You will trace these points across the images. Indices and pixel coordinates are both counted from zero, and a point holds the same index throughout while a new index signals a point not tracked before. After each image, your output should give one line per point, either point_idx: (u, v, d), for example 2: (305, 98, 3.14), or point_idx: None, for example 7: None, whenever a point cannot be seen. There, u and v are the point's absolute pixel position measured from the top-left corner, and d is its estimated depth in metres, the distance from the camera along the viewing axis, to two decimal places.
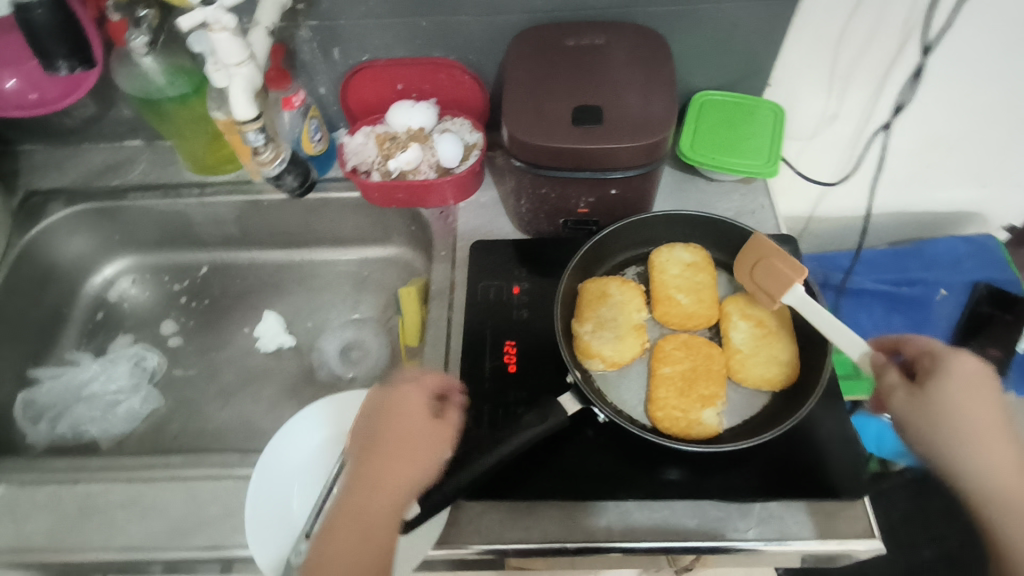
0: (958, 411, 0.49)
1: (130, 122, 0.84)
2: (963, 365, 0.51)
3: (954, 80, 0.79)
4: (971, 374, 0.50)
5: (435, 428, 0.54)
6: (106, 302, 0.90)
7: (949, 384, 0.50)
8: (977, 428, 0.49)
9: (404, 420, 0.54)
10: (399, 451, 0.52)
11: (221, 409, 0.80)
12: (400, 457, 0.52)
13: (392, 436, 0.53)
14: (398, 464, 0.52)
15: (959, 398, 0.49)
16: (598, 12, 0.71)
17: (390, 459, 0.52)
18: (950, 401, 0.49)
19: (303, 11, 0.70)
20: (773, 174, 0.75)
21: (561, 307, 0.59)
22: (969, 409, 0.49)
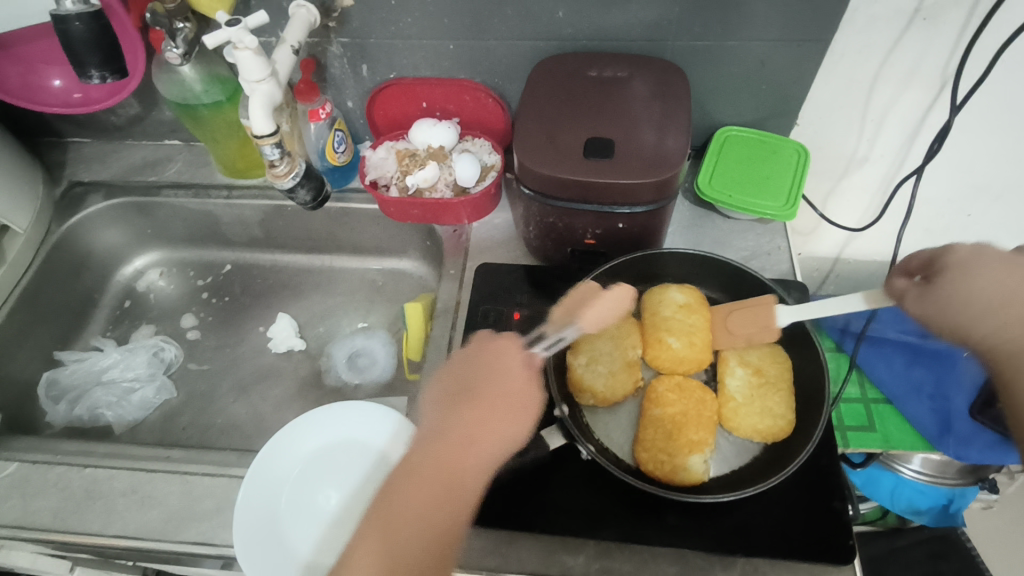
0: (970, 300, 0.51)
1: (170, 123, 0.88)
2: (958, 251, 0.52)
3: (995, 131, 0.76)
4: (968, 257, 0.52)
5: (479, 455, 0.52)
6: (134, 292, 0.94)
7: (950, 272, 0.52)
8: (988, 301, 0.50)
9: (491, 382, 0.56)
10: (490, 414, 0.54)
11: (230, 404, 0.82)
12: (500, 422, 0.54)
13: (489, 399, 0.55)
14: (499, 430, 0.53)
15: (956, 285, 0.51)
16: (623, 44, 0.70)
17: (491, 425, 0.53)
18: (961, 295, 0.51)
19: (335, 29, 0.72)
20: (792, 217, 0.73)
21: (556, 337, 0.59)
22: (974, 290, 0.51)
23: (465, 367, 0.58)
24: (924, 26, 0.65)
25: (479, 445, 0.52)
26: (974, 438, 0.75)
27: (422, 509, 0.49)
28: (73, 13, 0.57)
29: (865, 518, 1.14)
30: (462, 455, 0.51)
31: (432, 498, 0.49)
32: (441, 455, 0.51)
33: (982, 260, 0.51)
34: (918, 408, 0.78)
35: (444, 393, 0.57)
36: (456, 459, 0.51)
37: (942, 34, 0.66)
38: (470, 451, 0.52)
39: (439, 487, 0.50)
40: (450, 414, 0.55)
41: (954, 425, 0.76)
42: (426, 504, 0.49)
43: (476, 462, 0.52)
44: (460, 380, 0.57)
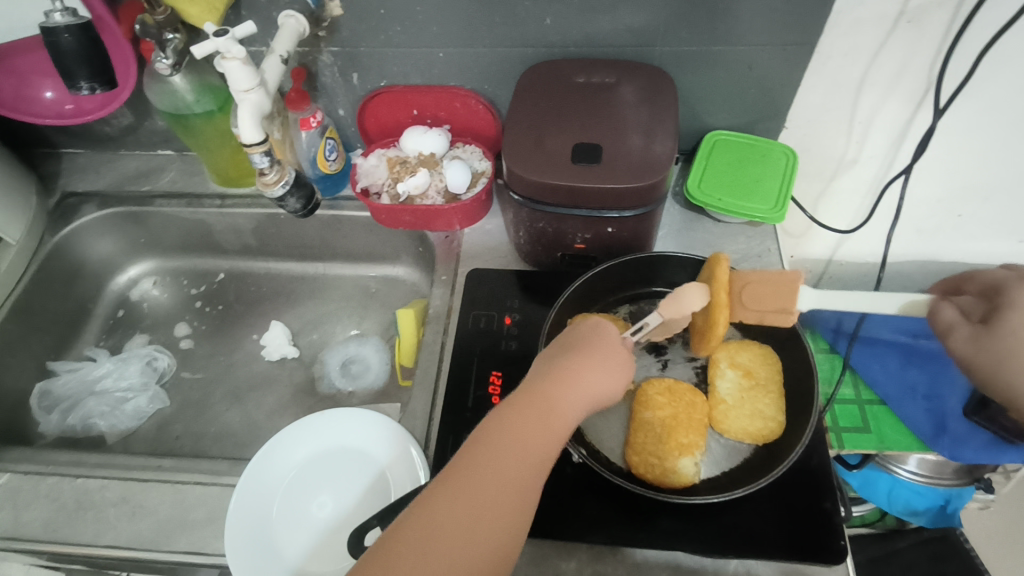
0: (1021, 346, 0.45)
1: (164, 132, 0.88)
2: (1019, 295, 0.47)
3: (983, 131, 0.76)
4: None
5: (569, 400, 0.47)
6: (128, 301, 0.94)
7: (1016, 314, 0.46)
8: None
9: (597, 334, 0.53)
10: (597, 360, 0.51)
11: (223, 413, 0.82)
12: (604, 373, 0.50)
13: (597, 350, 0.52)
14: (601, 380, 0.50)
15: (1001, 332, 0.46)
16: (611, 50, 0.71)
17: (595, 370, 0.50)
18: (1009, 340, 0.46)
19: (325, 38, 0.72)
20: (781, 219, 0.73)
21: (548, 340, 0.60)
22: (1017, 335, 0.45)
23: (571, 326, 0.55)
24: (909, 29, 0.66)
25: (591, 389, 0.49)
26: (970, 438, 0.75)
27: (535, 434, 0.44)
28: (61, 26, 0.57)
29: (862, 520, 1.14)
30: (574, 396, 0.48)
31: (546, 424, 0.45)
32: (555, 389, 0.48)
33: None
34: (913, 410, 0.78)
35: (551, 342, 0.54)
36: (569, 397, 0.48)
37: (928, 37, 0.66)
38: (580, 392, 0.48)
39: (551, 418, 0.46)
40: (566, 353, 0.51)
41: (949, 425, 0.75)
42: (539, 428, 0.45)
43: (583, 407, 0.48)
44: (572, 332, 0.54)
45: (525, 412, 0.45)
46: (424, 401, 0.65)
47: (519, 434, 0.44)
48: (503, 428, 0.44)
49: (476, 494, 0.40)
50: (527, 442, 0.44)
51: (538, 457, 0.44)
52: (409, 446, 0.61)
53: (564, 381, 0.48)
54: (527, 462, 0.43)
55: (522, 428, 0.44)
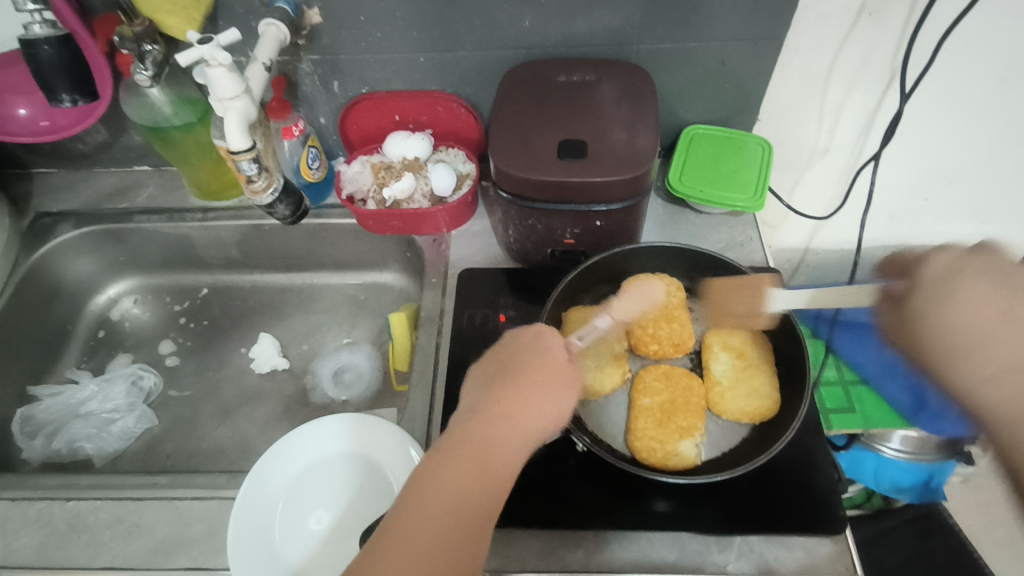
0: (952, 323, 0.43)
1: (140, 148, 0.87)
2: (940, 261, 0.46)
3: (945, 116, 0.80)
4: (943, 274, 0.45)
5: (518, 427, 0.47)
6: (109, 321, 0.92)
7: (922, 291, 0.45)
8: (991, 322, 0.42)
9: (530, 358, 0.52)
10: (530, 388, 0.49)
11: (213, 429, 0.81)
12: (539, 399, 0.49)
13: (529, 375, 0.50)
14: (536, 406, 0.49)
15: (933, 304, 0.44)
16: (589, 49, 0.73)
17: (528, 399, 0.49)
18: (929, 314, 0.45)
19: (304, 46, 0.72)
20: (761, 208, 0.76)
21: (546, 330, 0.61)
22: (970, 309, 0.43)
23: (510, 350, 0.53)
24: (873, 20, 0.69)
25: (523, 419, 0.48)
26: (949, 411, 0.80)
27: (459, 481, 0.43)
28: (42, 37, 0.57)
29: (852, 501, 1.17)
30: (502, 431, 0.46)
31: (483, 462, 0.44)
32: (482, 429, 0.46)
33: (974, 278, 0.44)
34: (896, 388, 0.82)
35: (488, 372, 0.53)
36: (497, 435, 0.46)
37: (890, 28, 0.69)
38: (510, 425, 0.47)
39: (478, 461, 0.44)
40: (497, 385, 0.50)
41: (929, 400, 0.80)
42: (463, 473, 0.43)
43: (517, 438, 0.47)
44: (508, 357, 0.53)
45: (472, 447, 0.45)
46: (423, 403, 0.65)
47: (443, 486, 0.42)
48: (424, 482, 0.43)
49: (400, 557, 0.39)
50: (451, 492, 0.42)
51: (465, 504, 0.42)
52: (407, 447, 0.61)
53: (492, 420, 0.47)
54: (453, 512, 0.41)
55: (444, 479, 0.43)
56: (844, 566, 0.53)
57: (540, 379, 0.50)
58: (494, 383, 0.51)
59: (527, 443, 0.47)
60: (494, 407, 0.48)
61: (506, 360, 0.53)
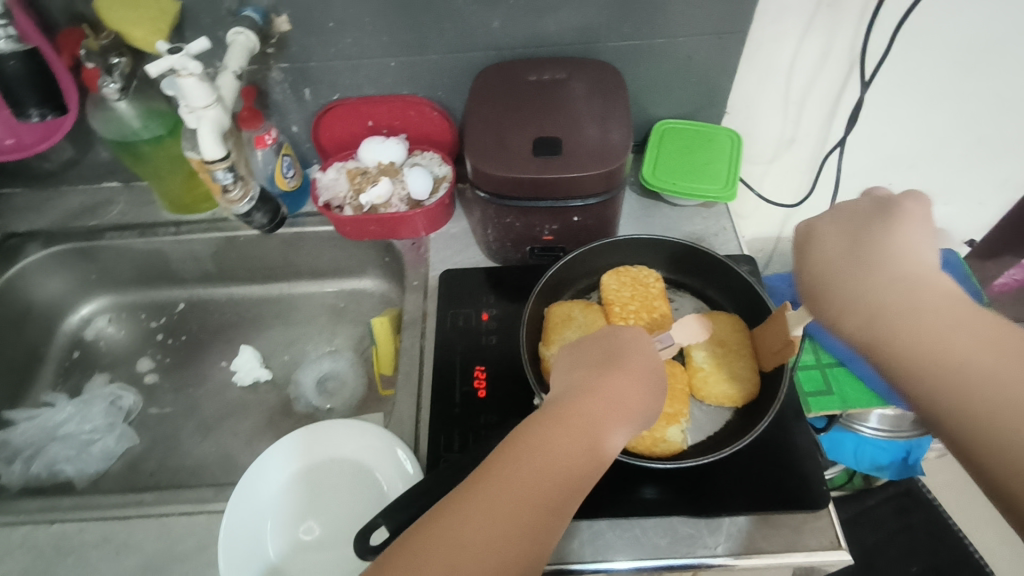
0: (835, 265, 0.41)
1: (108, 163, 0.86)
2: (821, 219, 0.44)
3: (903, 102, 0.83)
4: (807, 235, 0.44)
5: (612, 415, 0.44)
6: (83, 341, 0.90)
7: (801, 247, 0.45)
8: (844, 262, 0.41)
9: (633, 354, 0.49)
10: (632, 382, 0.47)
11: (197, 444, 0.80)
12: (638, 394, 0.46)
13: (633, 369, 0.48)
14: (636, 403, 0.46)
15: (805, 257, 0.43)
16: (558, 49, 0.74)
17: (628, 392, 0.46)
18: (808, 268, 0.43)
19: (273, 55, 0.72)
20: (733, 198, 0.78)
21: (529, 323, 0.62)
22: (829, 252, 0.42)
23: (612, 341, 0.51)
24: (830, 12, 0.71)
25: (626, 405, 0.45)
26: None
27: (565, 453, 0.40)
28: (7, 52, 0.56)
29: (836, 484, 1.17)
30: (607, 418, 0.44)
31: (575, 444, 0.41)
32: (595, 410, 0.43)
33: (836, 233, 0.43)
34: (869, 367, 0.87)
35: (588, 357, 0.50)
36: (602, 420, 0.43)
37: (846, 19, 0.72)
38: (613, 412, 0.44)
39: (583, 437, 0.42)
40: (600, 371, 0.47)
41: None
42: (571, 445, 0.41)
43: (619, 431, 0.44)
44: (608, 349, 0.50)
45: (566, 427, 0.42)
46: (410, 406, 0.65)
47: (548, 449, 0.40)
48: (533, 442, 0.40)
49: (499, 504, 0.37)
50: (558, 459, 0.40)
51: (566, 475, 0.39)
52: (395, 449, 0.61)
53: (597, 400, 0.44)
54: (555, 480, 0.39)
55: (552, 444, 0.40)
56: (829, 539, 0.55)
57: (631, 373, 0.47)
58: (590, 371, 0.47)
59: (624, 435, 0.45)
60: (601, 391, 0.45)
61: (607, 353, 0.49)
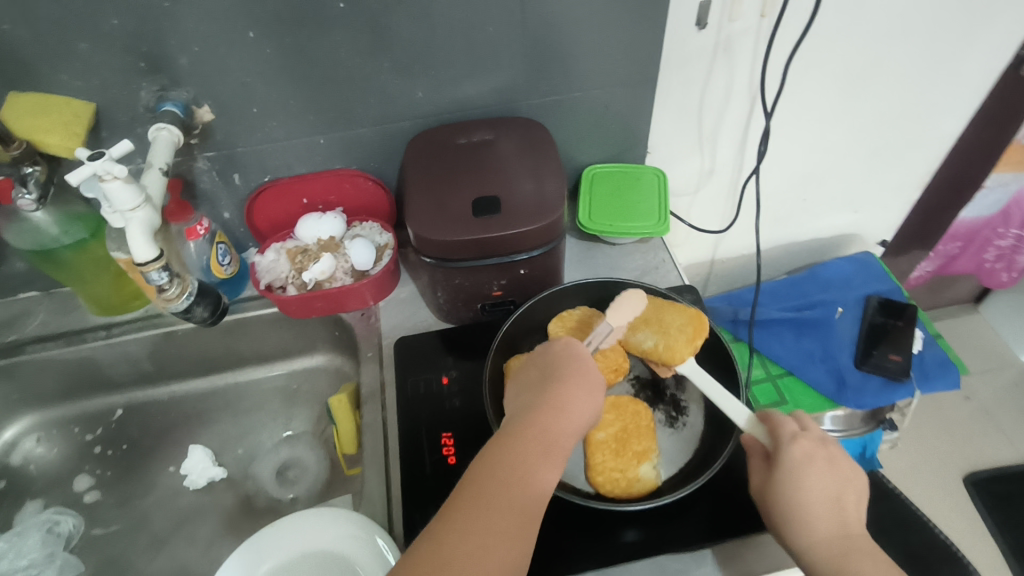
0: (802, 494, 0.50)
1: (25, 274, 0.81)
2: (809, 450, 0.52)
3: (804, 126, 0.91)
4: (802, 455, 0.51)
5: (558, 424, 0.49)
6: (10, 468, 0.83)
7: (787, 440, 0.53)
8: (822, 501, 0.50)
9: (570, 361, 0.54)
10: (574, 386, 0.52)
11: (153, 559, 0.74)
12: (583, 397, 0.51)
13: (570, 378, 0.52)
14: (579, 407, 0.51)
15: (791, 476, 0.51)
16: (483, 111, 0.76)
17: (571, 399, 0.51)
18: (788, 481, 0.51)
19: (198, 145, 0.71)
20: (666, 231, 0.82)
21: (492, 378, 0.62)
22: (812, 483, 0.50)
23: (551, 353, 0.55)
24: (725, 55, 0.77)
25: (573, 413, 0.50)
26: (865, 386, 0.97)
27: (516, 471, 0.46)
28: None
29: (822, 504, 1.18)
30: (552, 428, 0.49)
31: (529, 458, 0.47)
32: (535, 427, 0.49)
33: (820, 463, 0.51)
34: (816, 371, 0.99)
35: (531, 377, 0.55)
36: (547, 434, 0.49)
37: (741, 60, 0.78)
38: (559, 417, 0.50)
39: (535, 449, 0.48)
40: (544, 387, 0.52)
41: (847, 379, 0.97)
42: (523, 466, 0.46)
43: (566, 438, 0.49)
44: (545, 366, 0.54)
45: (519, 446, 0.48)
46: (381, 483, 0.64)
47: (504, 468, 0.46)
48: (489, 468, 0.46)
49: (464, 534, 0.42)
50: (512, 473, 0.46)
51: (523, 489, 0.45)
52: (376, 537, 0.57)
53: (541, 417, 0.50)
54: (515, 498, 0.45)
55: (504, 468, 0.46)
56: None
57: (569, 380, 0.52)
58: (534, 386, 0.53)
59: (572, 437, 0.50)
60: (544, 405, 0.51)
61: (546, 364, 0.55)
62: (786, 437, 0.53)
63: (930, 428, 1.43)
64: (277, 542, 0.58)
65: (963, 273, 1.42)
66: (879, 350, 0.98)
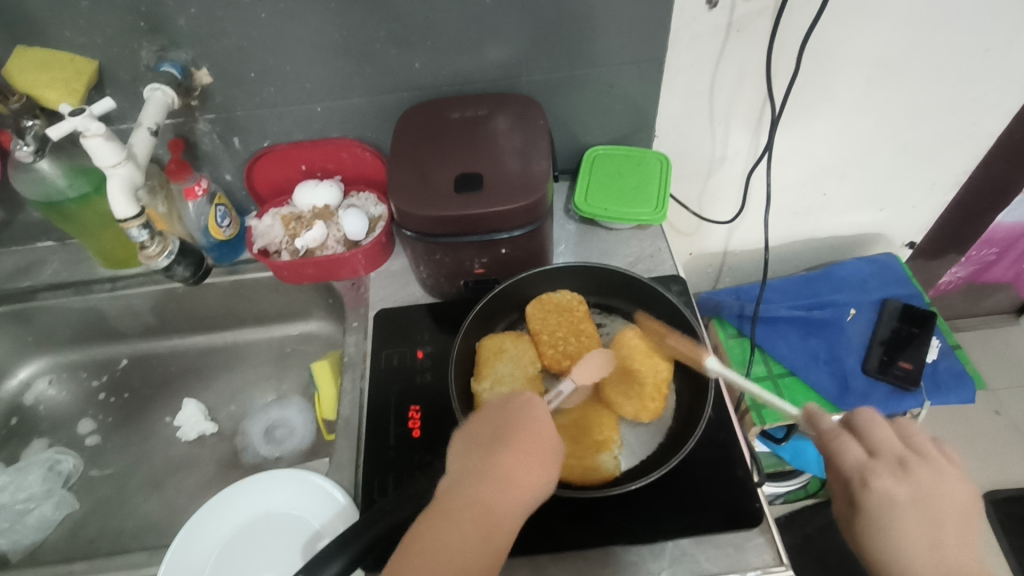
0: (893, 547, 0.47)
1: (41, 223, 0.84)
2: (892, 488, 0.48)
3: (824, 115, 0.86)
4: (880, 497, 0.48)
5: (503, 496, 0.47)
6: (21, 406, 0.88)
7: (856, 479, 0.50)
8: (920, 548, 0.47)
9: (524, 422, 0.51)
10: (524, 454, 0.49)
11: (141, 504, 0.78)
12: (534, 468, 0.49)
13: (521, 446, 0.49)
14: (528, 475, 0.48)
15: (878, 526, 0.48)
16: (482, 85, 0.75)
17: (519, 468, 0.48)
18: (877, 534, 0.48)
19: (199, 107, 0.73)
20: (665, 218, 0.80)
21: (460, 354, 0.62)
22: (901, 531, 0.47)
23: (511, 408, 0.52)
24: (740, 37, 0.74)
25: (521, 482, 0.48)
26: (871, 392, 0.93)
27: (463, 543, 0.44)
28: None
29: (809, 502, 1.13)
30: (499, 504, 0.46)
31: (469, 533, 0.44)
32: (481, 502, 0.46)
33: (904, 500, 0.48)
34: (819, 375, 0.95)
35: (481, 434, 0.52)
36: (492, 512, 0.46)
37: (757, 43, 0.75)
38: (504, 490, 0.47)
39: (476, 524, 0.45)
40: (494, 450, 0.49)
41: (851, 384, 0.93)
42: (463, 549, 0.44)
43: (514, 515, 0.46)
44: (496, 428, 0.51)
45: (459, 518, 0.45)
46: (349, 451, 0.65)
47: (442, 542, 0.44)
48: (423, 542, 0.44)
49: None
50: (448, 551, 0.43)
51: (470, 567, 0.43)
52: (324, 484, 0.62)
53: (495, 482, 0.47)
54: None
55: (443, 543, 0.43)
56: (768, 557, 0.55)
57: (518, 443, 0.49)
58: (480, 444, 0.51)
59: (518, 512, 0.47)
60: (492, 476, 0.48)
61: (499, 421, 0.52)
62: (860, 478, 0.49)
63: (951, 441, 1.37)
64: (241, 499, 0.62)
65: (1001, 282, 1.34)
66: (891, 356, 0.95)
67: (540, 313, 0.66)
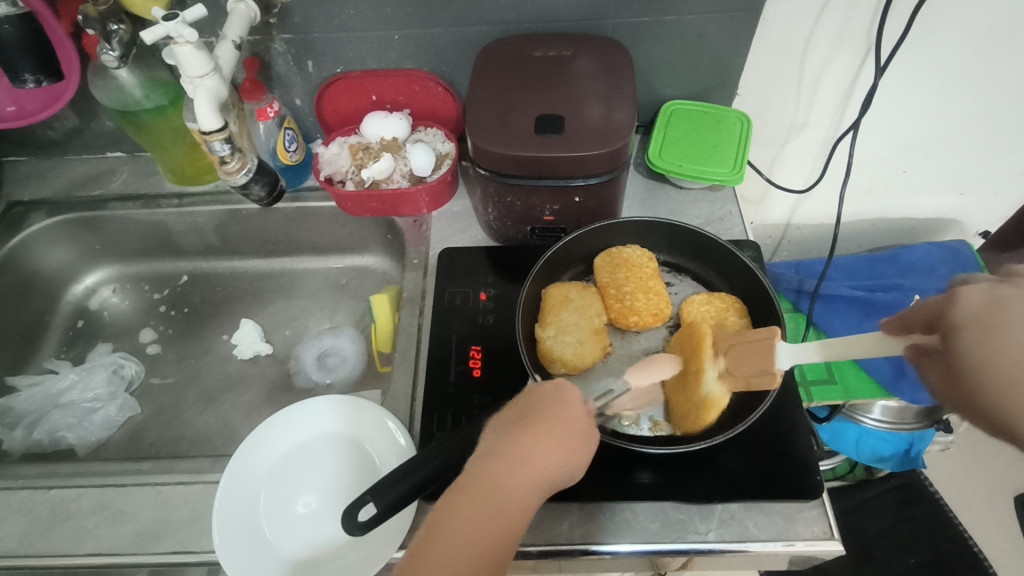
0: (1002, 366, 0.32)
1: (112, 133, 0.85)
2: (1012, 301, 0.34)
3: (921, 87, 0.81)
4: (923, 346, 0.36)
5: (520, 481, 0.44)
6: (87, 311, 0.91)
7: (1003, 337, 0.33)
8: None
9: (550, 407, 0.48)
10: (543, 437, 0.46)
11: (198, 415, 0.81)
12: (552, 452, 0.46)
13: (548, 424, 0.47)
14: (551, 459, 0.46)
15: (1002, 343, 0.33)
16: (566, 24, 0.72)
17: (540, 448, 0.46)
18: (980, 349, 0.32)
19: (276, 25, 0.71)
20: (740, 180, 0.76)
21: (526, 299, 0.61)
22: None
23: (530, 394, 0.50)
24: None
25: (540, 466, 0.45)
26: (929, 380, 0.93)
27: (476, 528, 0.41)
28: (2, 16, 0.57)
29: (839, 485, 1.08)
30: (517, 485, 0.44)
31: (482, 519, 0.41)
32: (502, 480, 0.43)
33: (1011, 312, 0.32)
34: None
35: (505, 416, 0.49)
36: (512, 489, 0.43)
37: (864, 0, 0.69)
38: (522, 476, 0.44)
39: (492, 509, 0.42)
40: (514, 430, 0.47)
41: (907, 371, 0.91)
42: (479, 535, 0.41)
43: (529, 497, 0.44)
44: (527, 404, 0.49)
45: (474, 502, 0.42)
46: (407, 384, 0.66)
47: (457, 529, 0.41)
48: (439, 529, 0.41)
49: None
50: (464, 539, 0.40)
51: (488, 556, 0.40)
52: (383, 415, 0.62)
53: (513, 464, 0.44)
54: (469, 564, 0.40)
55: (459, 531, 0.41)
56: (821, 530, 0.55)
57: (535, 429, 0.47)
58: (500, 430, 0.48)
59: (535, 498, 0.45)
60: (508, 455, 0.45)
61: (524, 408, 0.49)
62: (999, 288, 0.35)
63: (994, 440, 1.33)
64: (302, 414, 0.64)
65: None
66: None
67: (610, 265, 0.66)
